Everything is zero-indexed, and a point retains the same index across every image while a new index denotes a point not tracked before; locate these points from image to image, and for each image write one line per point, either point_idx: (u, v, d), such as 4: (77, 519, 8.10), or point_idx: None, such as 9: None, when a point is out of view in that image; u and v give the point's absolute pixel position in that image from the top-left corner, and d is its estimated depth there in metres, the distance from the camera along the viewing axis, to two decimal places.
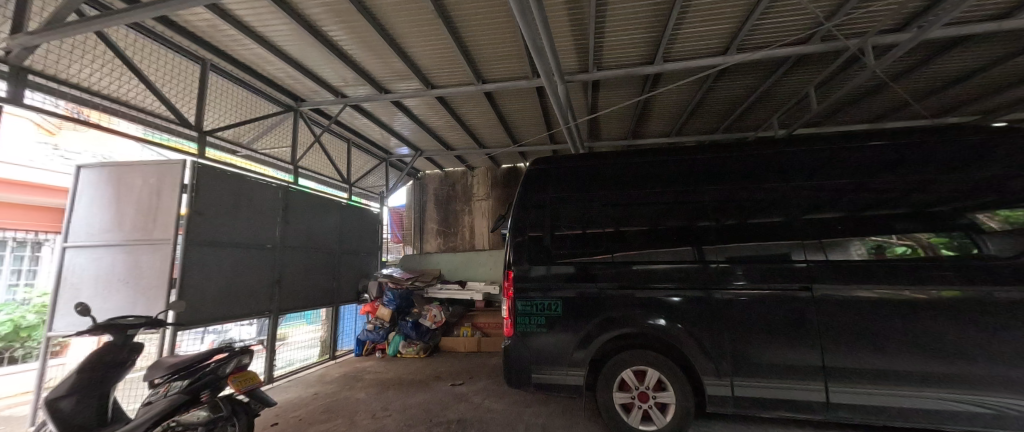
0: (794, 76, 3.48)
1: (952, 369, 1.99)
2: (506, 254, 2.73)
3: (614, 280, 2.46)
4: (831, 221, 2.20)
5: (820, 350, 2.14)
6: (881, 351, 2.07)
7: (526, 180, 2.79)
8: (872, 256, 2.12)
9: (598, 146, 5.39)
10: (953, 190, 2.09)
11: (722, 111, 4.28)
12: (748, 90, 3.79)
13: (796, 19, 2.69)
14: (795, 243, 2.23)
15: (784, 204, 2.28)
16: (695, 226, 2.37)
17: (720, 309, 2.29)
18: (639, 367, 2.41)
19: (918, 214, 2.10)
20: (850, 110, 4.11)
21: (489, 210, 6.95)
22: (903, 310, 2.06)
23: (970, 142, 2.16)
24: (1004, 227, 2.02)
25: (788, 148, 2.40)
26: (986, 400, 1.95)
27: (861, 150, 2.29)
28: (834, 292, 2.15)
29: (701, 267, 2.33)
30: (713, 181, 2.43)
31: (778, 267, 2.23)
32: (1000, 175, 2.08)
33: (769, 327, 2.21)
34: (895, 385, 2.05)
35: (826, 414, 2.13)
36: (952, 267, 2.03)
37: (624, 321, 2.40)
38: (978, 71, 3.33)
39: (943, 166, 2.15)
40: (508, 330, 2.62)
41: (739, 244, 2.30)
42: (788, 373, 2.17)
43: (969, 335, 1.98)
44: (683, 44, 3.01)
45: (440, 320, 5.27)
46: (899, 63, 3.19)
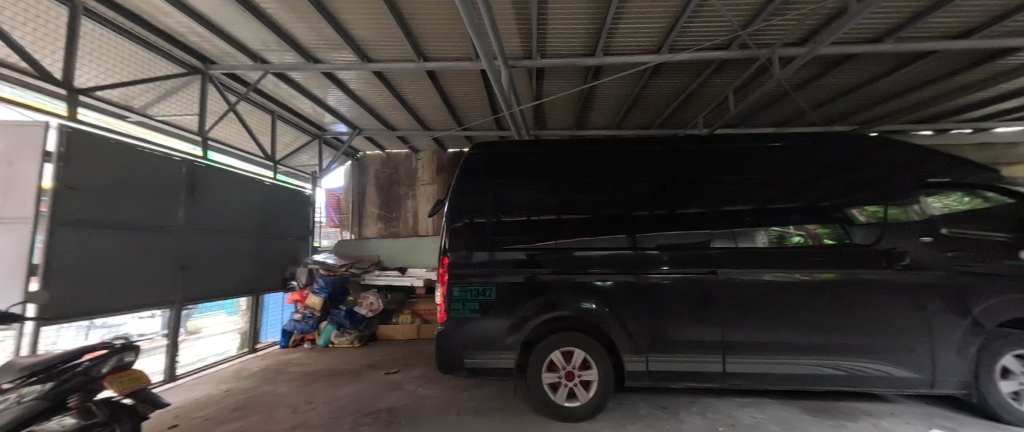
0: (716, 79, 3.78)
1: (821, 339, 2.36)
2: (443, 240, 2.65)
3: (553, 265, 2.52)
4: (741, 213, 2.46)
5: (721, 327, 2.41)
6: (770, 326, 2.39)
7: (466, 165, 2.73)
8: (773, 243, 2.42)
9: (544, 135, 5.48)
10: (833, 189, 2.45)
11: (657, 107, 4.54)
12: (679, 90, 4.06)
13: (718, 25, 2.90)
14: (712, 232, 2.46)
15: (704, 196, 2.51)
16: (629, 216, 2.52)
17: (646, 292, 2.46)
18: (568, 348, 2.52)
19: (806, 208, 2.43)
20: (761, 115, 4.61)
21: (434, 195, 6.75)
22: (789, 290, 2.39)
23: (845, 148, 2.55)
24: (871, 220, 2.41)
25: (708, 145, 2.64)
26: (842, 364, 2.35)
27: (766, 150, 2.58)
28: (738, 275, 2.42)
29: (631, 253, 2.49)
30: (643, 172, 2.60)
31: (696, 254, 2.45)
32: (867, 176, 2.48)
33: (684, 307, 2.44)
34: (778, 354, 2.38)
35: (723, 382, 2.42)
36: (829, 254, 2.38)
37: (559, 305, 2.49)
38: (857, 87, 3.90)
39: (825, 167, 2.51)
40: (441, 316, 2.59)
41: (663, 231, 2.49)
42: (695, 348, 2.42)
43: (835, 310, 2.36)
44: (622, 40, 3.12)
45: (378, 308, 5.05)
46: (800, 75, 3.61)
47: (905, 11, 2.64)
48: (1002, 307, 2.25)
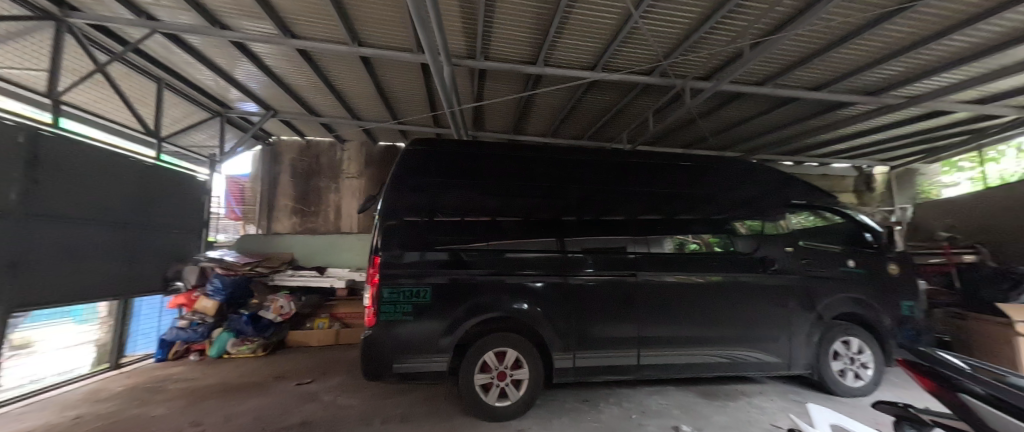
0: (640, 100, 4.21)
1: (713, 332, 2.77)
2: (375, 239, 2.47)
3: (488, 267, 2.53)
4: (656, 222, 2.79)
5: (637, 324, 2.68)
6: (675, 322, 2.73)
7: (402, 161, 2.60)
8: (678, 250, 2.78)
9: (481, 136, 5.48)
10: (724, 205, 2.92)
11: (588, 120, 4.87)
12: (608, 106, 4.41)
13: (644, 53, 3.23)
14: (632, 238, 2.73)
15: (627, 205, 2.78)
16: (561, 220, 2.67)
17: (574, 292, 2.62)
18: (501, 349, 2.55)
19: (704, 220, 2.86)
20: (673, 136, 5.25)
21: (360, 189, 6.25)
22: (691, 291, 2.76)
23: (735, 171, 3.06)
24: (752, 232, 2.91)
25: (632, 160, 2.92)
26: (728, 352, 2.78)
27: (677, 168, 2.96)
28: (652, 277, 2.72)
29: (563, 256, 2.63)
30: (576, 180, 2.78)
31: (617, 257, 2.69)
32: (749, 196, 3.00)
33: (607, 307, 2.65)
34: (681, 347, 2.73)
35: (636, 374, 2.69)
36: (720, 259, 2.82)
37: (492, 306, 2.50)
38: (744, 122, 4.68)
39: (721, 186, 2.98)
40: (370, 319, 2.42)
41: (592, 236, 2.69)
42: (615, 344, 2.65)
43: (724, 307, 2.79)
44: (562, 53, 3.29)
45: (288, 312, 4.52)
46: (704, 106, 4.20)
47: (780, 63, 3.25)
48: (834, 303, 2.90)
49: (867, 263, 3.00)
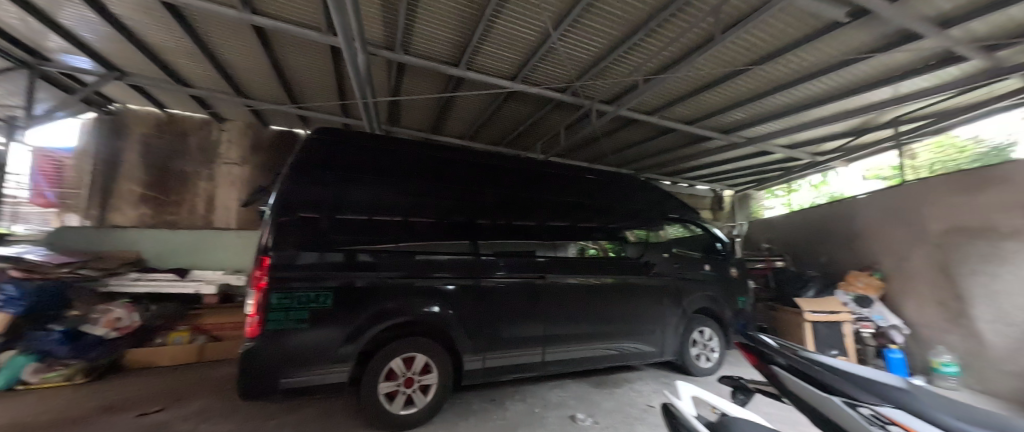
0: (553, 115, 4.54)
1: (607, 327, 3.11)
2: (264, 236, 2.13)
3: (398, 269, 2.41)
4: (562, 229, 3.06)
5: (543, 323, 2.86)
6: (575, 320, 2.99)
7: (303, 150, 2.32)
8: (580, 254, 3.08)
9: (396, 132, 5.20)
10: (617, 215, 3.37)
11: (506, 128, 5.04)
12: (525, 117, 4.64)
13: (559, 72, 3.50)
14: (541, 243, 2.94)
15: (537, 212, 3.00)
16: (475, 223, 2.74)
17: (486, 295, 2.68)
18: (409, 355, 2.45)
19: (602, 228, 3.25)
20: (579, 151, 5.78)
21: (242, 178, 5.31)
22: (590, 292, 3.06)
23: (627, 187, 3.54)
24: (638, 240, 3.39)
25: (543, 170, 3.15)
26: (617, 345, 3.16)
27: (580, 181, 3.31)
28: (557, 279, 2.94)
29: (476, 258, 2.67)
30: (491, 186, 2.88)
31: (527, 261, 2.86)
32: (637, 209, 3.50)
33: (517, 308, 2.78)
34: (579, 342, 3.00)
35: (540, 370, 2.86)
36: (614, 263, 3.21)
37: (401, 310, 2.38)
38: (636, 145, 5.42)
39: (615, 199, 3.42)
40: (254, 329, 2.08)
41: (504, 240, 2.80)
42: (522, 343, 2.78)
43: (616, 306, 3.17)
44: (484, 60, 3.34)
45: (129, 327, 3.58)
46: (606, 127, 4.74)
47: (664, 98, 3.88)
48: (695, 300, 3.55)
49: (716, 267, 3.77)
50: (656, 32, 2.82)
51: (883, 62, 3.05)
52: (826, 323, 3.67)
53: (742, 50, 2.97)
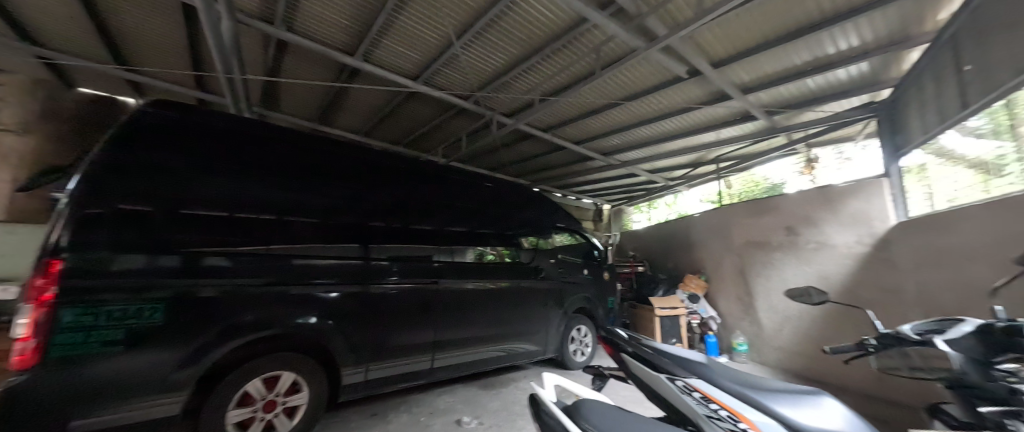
0: (455, 121, 4.57)
1: (498, 330, 3.22)
2: (54, 231, 1.55)
3: (265, 275, 2.08)
4: (459, 235, 3.11)
5: (435, 328, 2.82)
6: (468, 324, 3.01)
7: (131, 125, 1.81)
8: (477, 259, 3.18)
9: (272, 117, 4.50)
10: (513, 223, 3.58)
11: (406, 128, 4.86)
12: (427, 119, 4.56)
13: (462, 80, 3.56)
14: (437, 248, 2.92)
15: (434, 216, 2.97)
16: (367, 225, 2.56)
17: (373, 302, 2.51)
18: (272, 373, 2.13)
19: (499, 234, 3.42)
20: (480, 159, 5.94)
21: (20, 153, 3.83)
22: (484, 296, 3.15)
23: (521, 197, 3.79)
24: (530, 246, 3.65)
25: (443, 174, 3.17)
26: (507, 346, 3.29)
27: (479, 188, 3.42)
28: (451, 284, 2.95)
29: (362, 263, 2.50)
30: (384, 187, 2.74)
31: (421, 265, 2.80)
32: (530, 218, 3.77)
33: (407, 314, 2.68)
34: (471, 346, 3.03)
35: (429, 377, 2.80)
36: (508, 268, 3.40)
37: (266, 322, 2.05)
38: (532, 158, 5.84)
39: (510, 208, 3.62)
40: (25, 359, 1.49)
41: (396, 244, 2.70)
42: (411, 350, 2.68)
43: (509, 308, 3.32)
44: (384, 55, 3.17)
45: None
46: (505, 139, 5.00)
47: (557, 118, 4.29)
48: (575, 300, 3.98)
49: (593, 271, 4.32)
50: (551, 58, 3.12)
51: (710, 113, 3.98)
52: (670, 316, 4.52)
53: (618, 87, 3.51)
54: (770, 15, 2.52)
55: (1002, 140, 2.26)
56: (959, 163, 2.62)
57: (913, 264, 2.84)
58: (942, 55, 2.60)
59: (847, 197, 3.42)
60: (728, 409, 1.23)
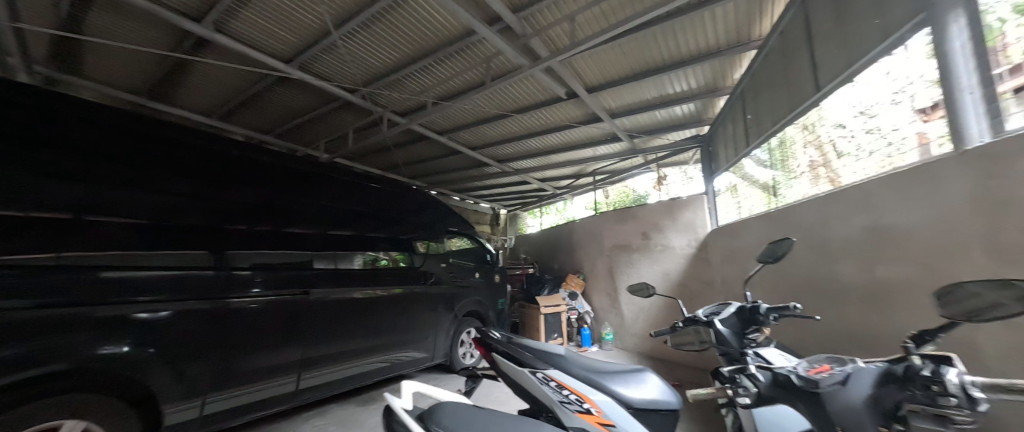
0: (340, 114, 4.16)
1: (384, 339, 2.97)
2: None
3: (45, 292, 1.53)
4: (344, 239, 2.85)
5: (303, 345, 2.45)
6: (348, 336, 2.71)
7: None
8: (368, 265, 2.98)
9: (68, 82, 3.35)
10: (406, 227, 3.45)
11: (277, 116, 4.21)
12: (305, 109, 4.03)
13: (347, 71, 3.26)
14: (318, 253, 2.64)
15: (311, 219, 2.67)
16: (223, 228, 2.17)
17: (222, 320, 2.09)
18: (44, 425, 1.52)
19: (392, 238, 3.26)
20: (371, 157, 5.52)
21: None
22: (372, 305, 2.90)
23: (414, 200, 3.69)
24: (425, 250, 3.58)
25: (321, 173, 2.91)
26: (390, 357, 3.04)
27: (366, 190, 3.20)
28: (327, 294, 2.62)
29: (217, 273, 2.08)
30: (246, 184, 2.37)
31: (294, 274, 2.47)
32: (423, 222, 3.68)
33: (268, 330, 2.28)
34: (349, 360, 2.71)
35: (292, 401, 2.42)
36: (402, 274, 3.25)
37: (40, 356, 1.49)
38: (428, 160, 5.70)
39: (402, 211, 3.48)
40: None
41: (263, 250, 2.32)
42: (272, 372, 2.30)
43: (402, 316, 3.14)
44: (245, 28, 2.69)
45: None
46: (398, 138, 4.77)
47: (452, 122, 4.29)
48: (466, 304, 3.99)
49: (485, 274, 4.44)
50: (444, 62, 3.12)
51: (587, 132, 4.54)
52: (553, 313, 4.95)
53: (509, 100, 3.70)
54: (629, 54, 3.01)
55: (777, 171, 2.77)
56: (751, 187, 3.24)
57: (717, 261, 3.74)
58: (736, 104, 3.49)
59: (682, 209, 4.30)
60: (575, 392, 1.41)
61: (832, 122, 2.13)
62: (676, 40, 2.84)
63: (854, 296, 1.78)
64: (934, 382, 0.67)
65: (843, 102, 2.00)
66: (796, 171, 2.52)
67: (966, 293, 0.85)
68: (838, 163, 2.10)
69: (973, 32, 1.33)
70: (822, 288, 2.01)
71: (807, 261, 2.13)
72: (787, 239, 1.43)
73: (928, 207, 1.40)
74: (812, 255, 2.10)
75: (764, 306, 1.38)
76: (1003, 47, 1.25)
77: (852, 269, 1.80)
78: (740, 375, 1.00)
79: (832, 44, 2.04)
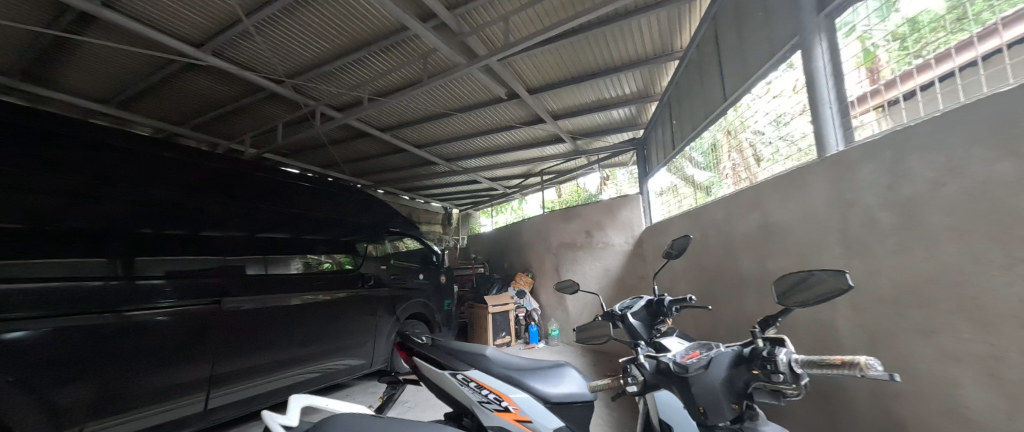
0: (267, 106, 3.83)
1: (312, 349, 2.71)
2: None
3: None
4: (276, 243, 2.65)
5: (213, 360, 2.14)
6: (269, 347, 2.43)
7: None
8: (306, 269, 2.80)
9: None
10: (347, 228, 3.28)
11: (189, 107, 3.77)
12: (224, 99, 3.66)
13: (270, 60, 2.99)
14: (251, 258, 2.44)
15: (235, 220, 2.44)
16: (130, 232, 1.94)
17: (122, 337, 1.80)
18: None
19: (331, 241, 3.09)
20: (306, 154, 5.15)
21: None
22: (304, 312, 2.67)
23: (354, 200, 3.49)
24: (371, 253, 3.45)
25: (246, 170, 2.66)
26: (317, 367, 2.75)
27: (298, 189, 2.97)
28: (245, 303, 2.32)
29: (124, 283, 1.85)
30: (143, 182, 2.08)
31: (218, 281, 2.23)
32: (364, 223, 3.50)
33: (166, 346, 1.95)
34: (267, 374, 2.41)
35: (199, 423, 2.10)
36: (345, 278, 3.09)
37: None
38: (370, 158, 5.44)
39: (339, 210, 3.27)
40: None
41: (176, 255, 2.08)
42: (172, 393, 1.97)
43: (343, 322, 2.96)
44: (142, 6, 2.36)
45: None
46: (336, 134, 4.49)
47: (392, 119, 4.13)
48: (410, 306, 3.81)
49: (431, 275, 4.34)
50: (379, 55, 2.99)
51: (532, 132, 4.61)
52: (501, 312, 4.98)
53: (451, 98, 3.64)
54: (565, 57, 3.09)
55: (712, 172, 2.80)
56: (689, 187, 3.25)
57: (650, 257, 3.99)
58: (664, 110, 3.74)
59: (620, 208, 4.53)
60: (494, 392, 1.42)
61: (752, 129, 2.23)
62: (609, 46, 2.97)
63: (750, 287, 1.98)
64: (771, 362, 0.75)
65: (767, 109, 2.04)
66: (725, 172, 2.62)
67: (815, 280, 0.83)
68: (759, 167, 2.19)
69: (859, 52, 1.43)
70: (728, 280, 2.21)
71: (717, 256, 2.36)
72: (686, 237, 1.54)
73: (801, 207, 1.60)
74: (721, 250, 2.31)
75: (667, 299, 1.49)
76: (879, 68, 1.36)
77: (749, 263, 1.99)
78: (629, 364, 1.04)
79: (735, 58, 2.26)
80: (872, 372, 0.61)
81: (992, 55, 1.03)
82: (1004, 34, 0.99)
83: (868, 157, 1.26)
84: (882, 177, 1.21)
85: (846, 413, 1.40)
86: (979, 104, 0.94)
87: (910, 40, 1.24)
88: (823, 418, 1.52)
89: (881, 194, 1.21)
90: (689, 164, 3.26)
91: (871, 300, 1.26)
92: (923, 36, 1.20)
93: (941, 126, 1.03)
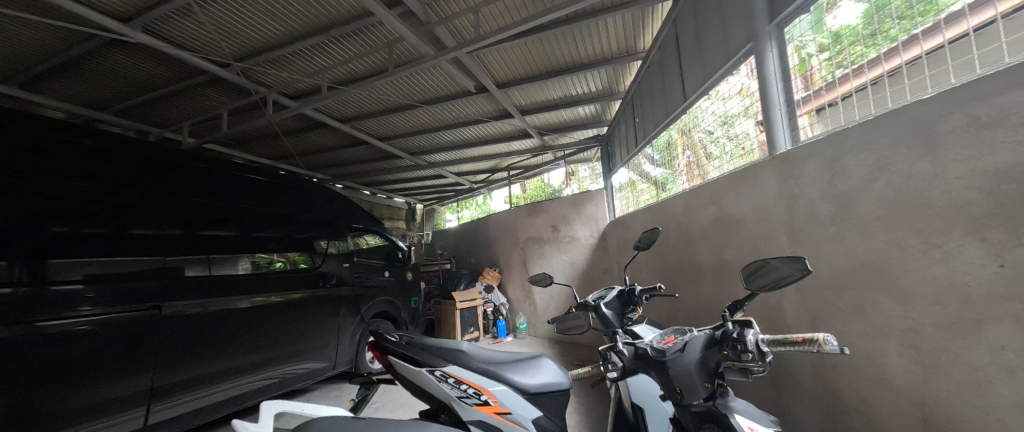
0: (210, 90, 3.46)
1: (267, 355, 2.52)
2: None
3: None
4: (224, 241, 2.38)
5: (152, 371, 1.92)
6: (216, 355, 2.22)
7: None
8: (252, 269, 2.53)
9: None
10: (306, 225, 3.07)
11: (113, 88, 3.30)
12: (156, 81, 3.24)
13: (214, 41, 2.72)
14: (192, 258, 2.17)
15: (176, 217, 2.15)
16: (39, 232, 1.63)
17: (30, 350, 1.55)
18: None
19: (286, 239, 2.85)
20: (255, 145, 4.74)
21: None
22: (253, 316, 2.45)
23: (311, 194, 3.25)
24: (325, 250, 3.20)
25: (189, 162, 2.37)
26: (275, 372, 2.59)
27: (248, 182, 2.71)
28: (186, 308, 2.09)
29: (30, 291, 1.56)
30: (60, 171, 1.77)
31: (152, 285, 1.96)
32: (325, 218, 3.31)
33: (96, 356, 1.73)
34: (216, 383, 2.22)
35: None
36: (303, 279, 2.89)
37: None
38: (328, 150, 5.11)
39: (297, 206, 3.05)
40: None
41: (94, 257, 1.78)
42: (102, 410, 1.75)
43: (299, 325, 2.77)
44: None
45: None
46: (289, 123, 4.17)
47: (353, 109, 3.92)
48: (374, 305, 3.66)
49: (396, 272, 4.20)
50: (338, 41, 2.81)
51: (500, 127, 4.60)
52: (468, 308, 4.93)
53: (417, 89, 3.52)
54: (534, 53, 3.11)
55: (667, 169, 2.96)
56: (646, 183, 3.41)
57: (613, 249, 4.15)
58: (627, 109, 3.89)
59: (585, 203, 4.66)
60: (473, 386, 1.41)
61: (703, 128, 2.42)
62: (577, 43, 3.02)
63: (707, 276, 2.13)
64: (741, 342, 0.83)
65: (713, 109, 2.28)
66: (680, 169, 2.76)
67: (770, 267, 0.92)
68: (708, 164, 2.37)
69: (796, 61, 1.63)
70: (687, 269, 2.37)
71: (676, 248, 2.51)
72: (654, 229, 1.62)
73: (753, 201, 1.75)
74: (680, 242, 2.45)
75: (638, 288, 1.57)
76: (811, 75, 1.56)
77: (706, 253, 2.15)
78: (609, 352, 1.09)
79: (693, 61, 2.41)
80: (829, 347, 0.69)
81: (913, 63, 1.16)
82: (923, 44, 1.13)
83: (813, 155, 1.39)
84: (823, 174, 1.35)
85: (791, 387, 1.56)
86: (902, 110, 1.08)
87: (834, 51, 1.45)
88: (771, 392, 1.68)
89: (823, 188, 1.35)
90: (647, 161, 3.40)
91: (813, 284, 1.41)
92: (846, 47, 1.40)
93: (871, 130, 1.17)
